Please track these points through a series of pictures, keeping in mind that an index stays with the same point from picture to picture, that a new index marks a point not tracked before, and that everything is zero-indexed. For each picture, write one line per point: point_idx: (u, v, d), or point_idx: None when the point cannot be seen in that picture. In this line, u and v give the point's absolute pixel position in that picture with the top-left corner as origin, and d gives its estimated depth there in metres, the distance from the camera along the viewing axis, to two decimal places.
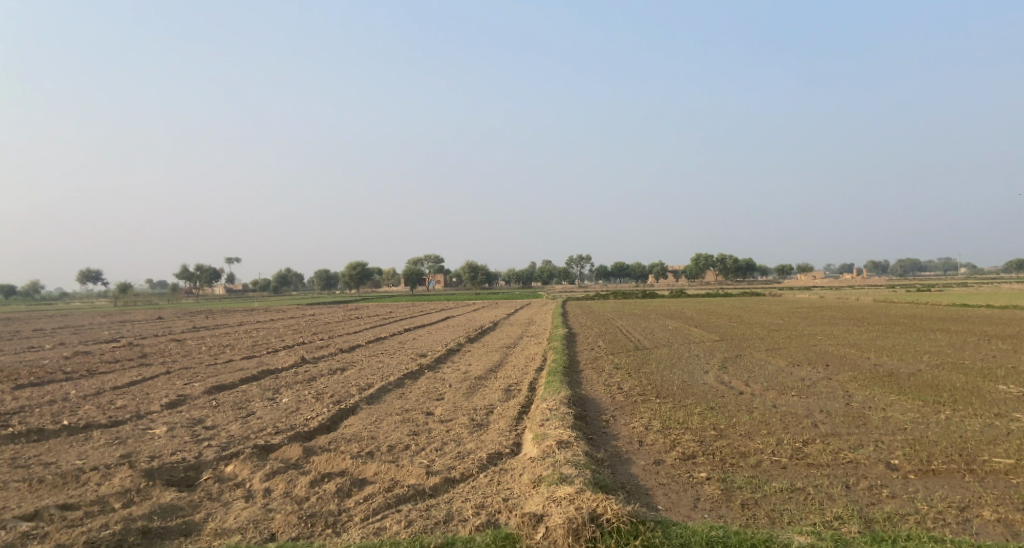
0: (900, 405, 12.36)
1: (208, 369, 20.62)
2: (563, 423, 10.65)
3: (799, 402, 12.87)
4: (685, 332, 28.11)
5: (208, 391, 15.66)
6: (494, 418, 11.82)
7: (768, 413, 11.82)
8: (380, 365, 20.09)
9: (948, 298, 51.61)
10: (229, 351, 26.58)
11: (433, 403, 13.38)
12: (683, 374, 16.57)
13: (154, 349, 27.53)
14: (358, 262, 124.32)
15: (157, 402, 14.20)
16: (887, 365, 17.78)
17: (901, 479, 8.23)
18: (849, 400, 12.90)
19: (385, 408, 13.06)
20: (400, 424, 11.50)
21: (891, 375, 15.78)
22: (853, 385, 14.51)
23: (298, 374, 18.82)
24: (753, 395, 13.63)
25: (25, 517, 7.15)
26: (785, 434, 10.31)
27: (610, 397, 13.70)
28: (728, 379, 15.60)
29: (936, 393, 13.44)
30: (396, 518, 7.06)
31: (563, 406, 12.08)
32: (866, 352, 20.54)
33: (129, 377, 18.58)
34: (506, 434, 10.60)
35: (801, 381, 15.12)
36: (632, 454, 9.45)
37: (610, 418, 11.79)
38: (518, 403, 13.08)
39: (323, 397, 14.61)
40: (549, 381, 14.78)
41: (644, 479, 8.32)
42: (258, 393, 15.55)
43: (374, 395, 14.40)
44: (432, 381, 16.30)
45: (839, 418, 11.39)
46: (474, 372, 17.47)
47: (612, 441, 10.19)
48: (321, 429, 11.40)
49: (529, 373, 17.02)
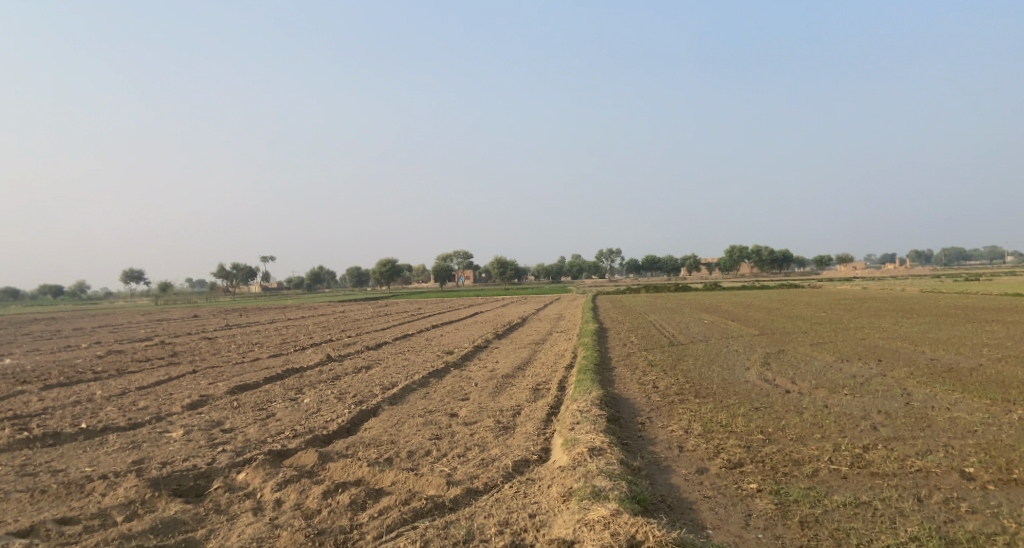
0: (966, 404, 11.26)
1: (234, 368, 20.35)
2: (595, 427, 9.89)
3: (852, 401, 11.87)
4: (722, 326, 26.99)
5: (230, 391, 15.28)
6: (521, 421, 11.12)
7: (820, 414, 10.88)
8: (406, 363, 19.55)
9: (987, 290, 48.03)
10: (258, 349, 26.40)
11: (458, 404, 12.74)
12: (722, 370, 15.63)
13: (184, 348, 27.56)
14: (391, 259, 124.90)
15: (178, 403, 13.85)
16: (944, 359, 16.57)
17: (979, 490, 7.28)
18: (908, 400, 11.84)
19: (408, 409, 12.48)
20: (422, 427, 10.89)
21: (951, 371, 14.55)
22: (910, 382, 13.42)
23: (323, 372, 18.42)
24: (800, 394, 12.66)
25: (20, 533, 6.70)
26: (842, 438, 9.38)
27: (645, 397, 12.88)
28: (772, 377, 14.61)
29: (1004, 391, 12.30)
30: (413, 538, 6.42)
31: (594, 407, 11.31)
32: (919, 346, 19.22)
33: (155, 377, 18.36)
34: (534, 438, 9.88)
35: (852, 378, 14.06)
36: (672, 462, 8.66)
37: (646, 420, 10.99)
38: (546, 404, 12.37)
39: (345, 397, 14.10)
40: (579, 380, 14.02)
41: (686, 491, 7.55)
42: (280, 393, 15.12)
43: (397, 395, 13.83)
44: (457, 380, 15.69)
45: (899, 420, 10.37)
46: (501, 370, 16.78)
47: (649, 447, 9.40)
48: (340, 432, 10.85)
49: (558, 371, 16.28)
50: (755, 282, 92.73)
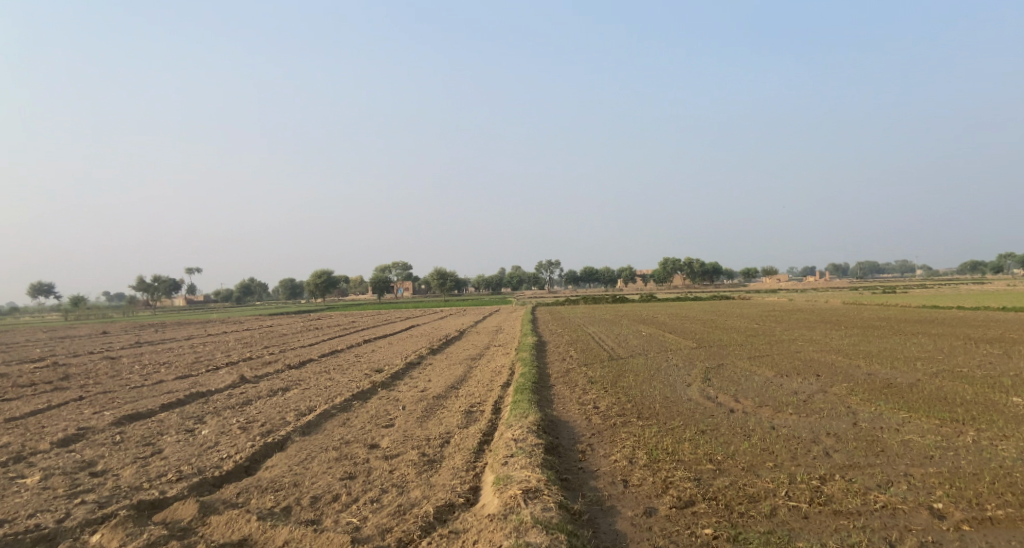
0: (915, 425, 10.77)
1: (131, 392, 18.12)
2: (530, 460, 8.78)
3: (800, 422, 11.21)
4: (660, 338, 26.52)
5: (115, 423, 13.29)
6: (449, 452, 9.87)
7: (769, 438, 10.10)
8: (329, 383, 17.96)
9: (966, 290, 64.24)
10: (164, 369, 24.03)
11: (380, 432, 11.39)
12: (663, 388, 14.81)
13: (79, 370, 24.79)
14: (324, 271, 120.83)
15: (47, 439, 11.85)
16: (882, 374, 16.32)
17: (953, 533, 6.67)
18: (856, 420, 11.28)
19: (321, 440, 11.02)
20: (334, 463, 9.47)
21: (892, 387, 14.22)
22: (854, 399, 12.95)
23: (232, 397, 16.53)
24: (746, 414, 11.93)
25: None
26: (796, 468, 8.58)
27: (585, 420, 11.87)
28: (714, 394, 13.90)
29: (949, 409, 11.90)
30: None
31: (531, 435, 10.18)
32: (855, 359, 19.08)
33: (31, 406, 16.00)
34: (461, 475, 8.64)
35: (795, 395, 13.50)
36: (617, 501, 7.65)
37: (587, 448, 9.96)
38: (478, 430, 11.16)
39: (251, 427, 12.45)
40: (515, 402, 12.89)
41: (633, 542, 6.59)
42: (176, 423, 13.31)
43: (311, 423, 12.31)
44: (383, 403, 14.24)
45: (851, 443, 9.72)
46: (432, 390, 15.48)
47: (591, 483, 8.36)
48: (236, 473, 9.30)
49: (493, 390, 15.11)
50: (718, 292, 103.94)
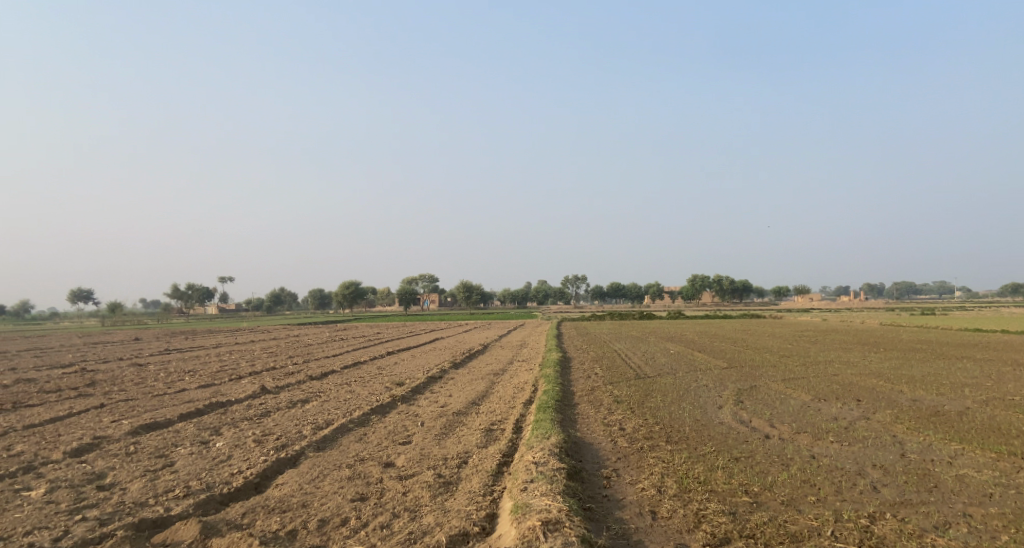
0: (970, 458, 9.95)
1: (152, 401, 17.96)
2: (552, 487, 8.24)
3: (843, 451, 10.47)
4: (689, 357, 25.69)
5: (131, 434, 13.03)
6: (466, 474, 9.36)
7: (810, 468, 9.40)
8: (348, 396, 17.61)
9: (1011, 314, 61.87)
10: (189, 377, 23.96)
11: (396, 450, 10.94)
12: (693, 409, 14.12)
13: (106, 376, 24.86)
14: (352, 282, 121.78)
15: (61, 448, 11.63)
16: (927, 401, 15.34)
17: None
18: (903, 450, 10.49)
19: (334, 457, 10.60)
20: (346, 482, 9.04)
21: (939, 415, 13.30)
22: (899, 427, 12.12)
23: (251, 408, 16.28)
24: (783, 441, 11.20)
25: None
26: (842, 503, 7.89)
27: (611, 442, 11.28)
28: (748, 418, 13.18)
29: (1005, 442, 11.01)
30: None
31: (553, 458, 9.64)
32: (898, 384, 18.08)
33: (52, 413, 15.89)
34: (478, 500, 8.13)
35: (835, 422, 12.70)
36: (644, 535, 7.08)
37: (612, 474, 9.37)
38: (498, 450, 10.63)
39: (266, 440, 12.09)
40: (538, 421, 12.36)
41: None
42: (192, 434, 13.04)
43: (326, 438, 11.90)
44: (401, 418, 13.79)
45: (901, 477, 8.97)
46: (453, 406, 15.01)
47: (616, 513, 7.78)
48: (245, 490, 8.92)
49: (515, 408, 14.55)
50: (749, 310, 101.93)
